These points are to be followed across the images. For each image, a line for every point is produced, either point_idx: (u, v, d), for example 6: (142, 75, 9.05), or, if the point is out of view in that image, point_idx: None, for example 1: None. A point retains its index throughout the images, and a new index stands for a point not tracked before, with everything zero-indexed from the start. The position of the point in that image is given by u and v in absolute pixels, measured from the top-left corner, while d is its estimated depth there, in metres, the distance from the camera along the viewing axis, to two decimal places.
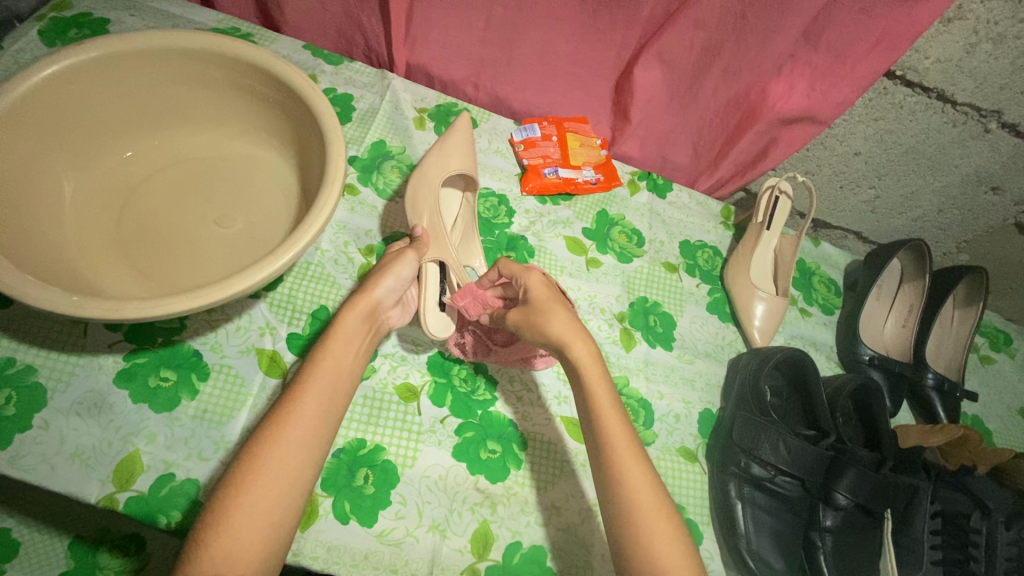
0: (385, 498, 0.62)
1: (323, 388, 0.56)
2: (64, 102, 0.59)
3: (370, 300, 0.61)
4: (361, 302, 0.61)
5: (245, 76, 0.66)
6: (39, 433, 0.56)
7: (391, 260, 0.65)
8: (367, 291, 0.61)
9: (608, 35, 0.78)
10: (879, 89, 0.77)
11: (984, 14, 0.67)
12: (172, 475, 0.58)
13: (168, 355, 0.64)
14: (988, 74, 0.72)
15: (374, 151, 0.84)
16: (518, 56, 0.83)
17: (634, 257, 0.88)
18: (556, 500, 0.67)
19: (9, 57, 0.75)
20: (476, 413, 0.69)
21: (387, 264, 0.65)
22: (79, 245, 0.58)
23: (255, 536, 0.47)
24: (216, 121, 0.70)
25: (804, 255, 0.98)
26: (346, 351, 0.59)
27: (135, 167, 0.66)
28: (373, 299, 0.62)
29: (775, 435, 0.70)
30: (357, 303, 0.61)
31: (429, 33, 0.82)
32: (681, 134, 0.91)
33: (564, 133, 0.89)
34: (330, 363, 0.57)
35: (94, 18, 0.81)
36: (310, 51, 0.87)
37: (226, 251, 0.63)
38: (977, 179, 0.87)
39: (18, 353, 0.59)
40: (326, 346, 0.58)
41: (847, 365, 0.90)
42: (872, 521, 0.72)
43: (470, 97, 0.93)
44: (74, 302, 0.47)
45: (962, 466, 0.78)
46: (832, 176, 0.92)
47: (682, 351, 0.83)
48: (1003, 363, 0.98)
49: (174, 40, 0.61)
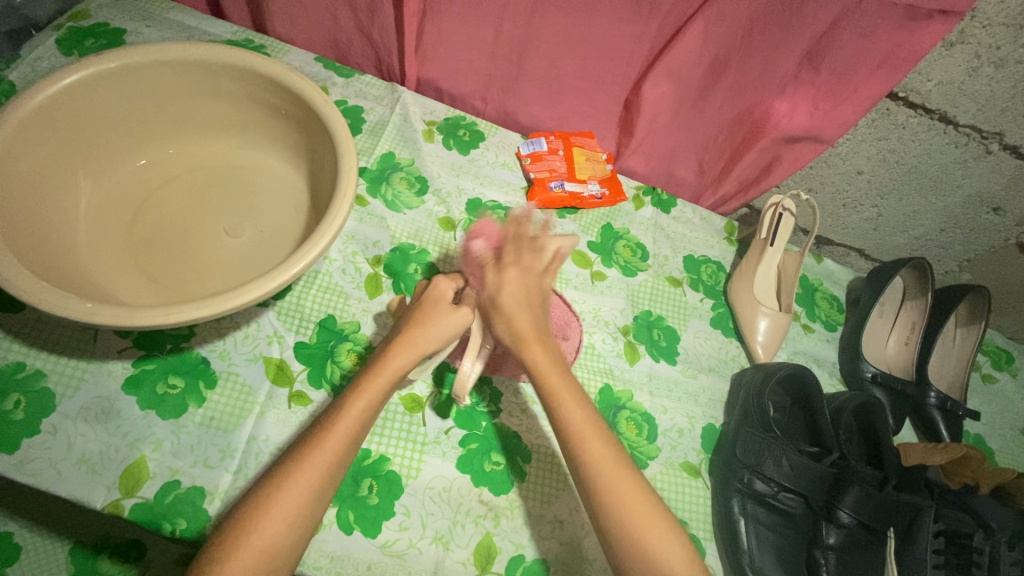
0: (388, 508, 0.62)
1: (347, 433, 0.53)
2: (82, 112, 0.60)
3: (414, 353, 0.58)
4: (406, 354, 0.58)
5: (260, 88, 0.67)
6: (47, 438, 0.56)
7: (439, 313, 0.61)
8: (415, 343, 0.59)
9: (616, 53, 0.79)
10: (881, 110, 0.79)
11: (986, 39, 0.68)
12: (177, 483, 0.58)
13: (176, 363, 0.64)
14: (990, 96, 0.74)
15: (383, 162, 0.85)
16: (526, 72, 0.84)
17: (638, 271, 0.89)
18: (559, 514, 0.67)
19: (26, 65, 0.76)
20: (481, 424, 0.70)
21: (433, 317, 0.61)
22: (91, 252, 0.59)
23: (230, 547, 0.47)
24: (230, 131, 0.71)
25: (807, 271, 0.98)
26: (380, 403, 0.56)
27: (149, 175, 0.67)
28: (418, 352, 0.59)
29: (778, 451, 0.71)
30: (402, 354, 0.58)
31: (439, 48, 0.84)
32: (686, 150, 0.92)
33: (571, 147, 0.91)
34: (361, 415, 0.54)
35: (111, 28, 0.82)
36: (322, 64, 0.89)
37: (237, 261, 0.64)
38: (979, 200, 0.88)
39: (28, 358, 0.60)
40: (359, 398, 0.54)
41: (849, 382, 0.90)
42: (875, 539, 0.72)
43: (478, 111, 0.94)
44: (88, 309, 0.47)
45: (964, 485, 0.78)
46: (835, 195, 0.93)
47: (686, 365, 0.83)
48: (1005, 382, 0.98)
49: (190, 52, 0.63)
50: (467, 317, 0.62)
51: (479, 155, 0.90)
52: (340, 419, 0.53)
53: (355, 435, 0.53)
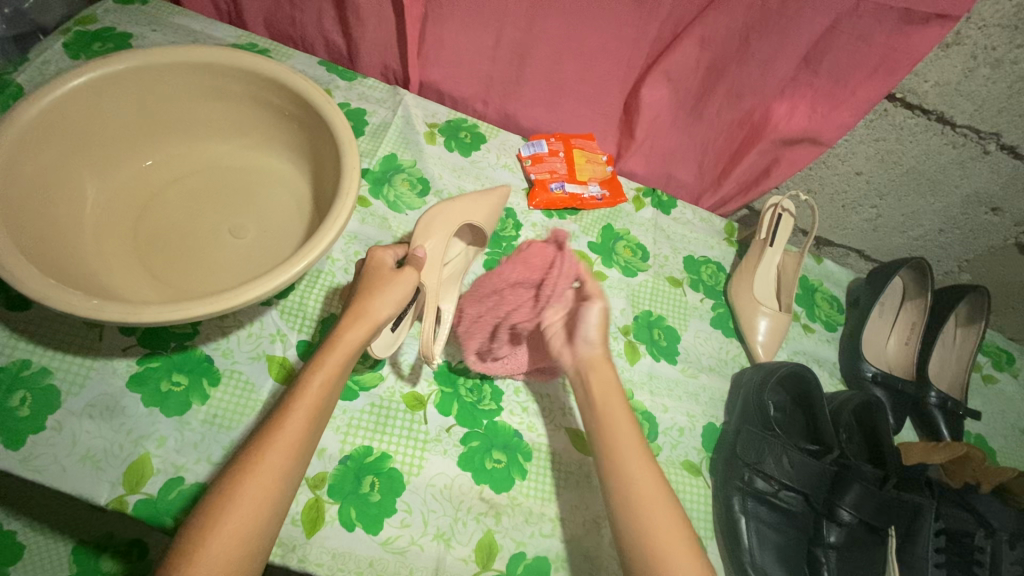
0: (390, 505, 0.62)
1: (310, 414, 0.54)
2: (89, 113, 0.61)
3: (369, 324, 0.59)
4: (361, 324, 0.59)
5: (264, 90, 0.68)
6: (52, 434, 0.57)
7: (381, 280, 0.63)
8: (368, 313, 0.60)
9: (616, 56, 0.80)
10: (879, 111, 0.79)
11: (982, 40, 0.69)
12: (181, 479, 0.58)
13: (181, 361, 0.65)
14: (987, 97, 0.74)
15: (386, 164, 0.86)
16: (527, 75, 0.86)
17: (638, 271, 0.89)
18: (561, 511, 0.67)
19: (34, 68, 0.77)
20: (482, 422, 0.70)
21: (375, 285, 0.62)
22: (97, 252, 0.59)
23: (233, 541, 0.46)
24: (234, 133, 0.72)
25: (806, 272, 0.99)
26: (339, 374, 0.57)
27: (154, 176, 0.68)
28: (374, 323, 0.60)
29: (779, 449, 0.71)
30: (357, 325, 0.59)
31: (441, 51, 0.85)
32: (685, 152, 0.93)
33: (571, 149, 0.91)
34: (321, 389, 0.55)
35: (117, 32, 0.83)
36: (326, 67, 0.90)
37: (240, 260, 0.64)
38: (977, 200, 0.88)
39: (34, 355, 0.60)
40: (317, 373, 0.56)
41: (849, 382, 0.91)
42: (874, 537, 0.73)
43: (479, 113, 0.95)
44: (94, 305, 0.48)
45: (966, 484, 0.78)
46: (834, 195, 0.93)
47: (686, 365, 0.84)
48: (1006, 383, 0.98)
49: (195, 54, 0.64)
50: (411, 280, 0.64)
51: (480, 157, 0.91)
52: (303, 396, 0.54)
53: (317, 408, 0.55)
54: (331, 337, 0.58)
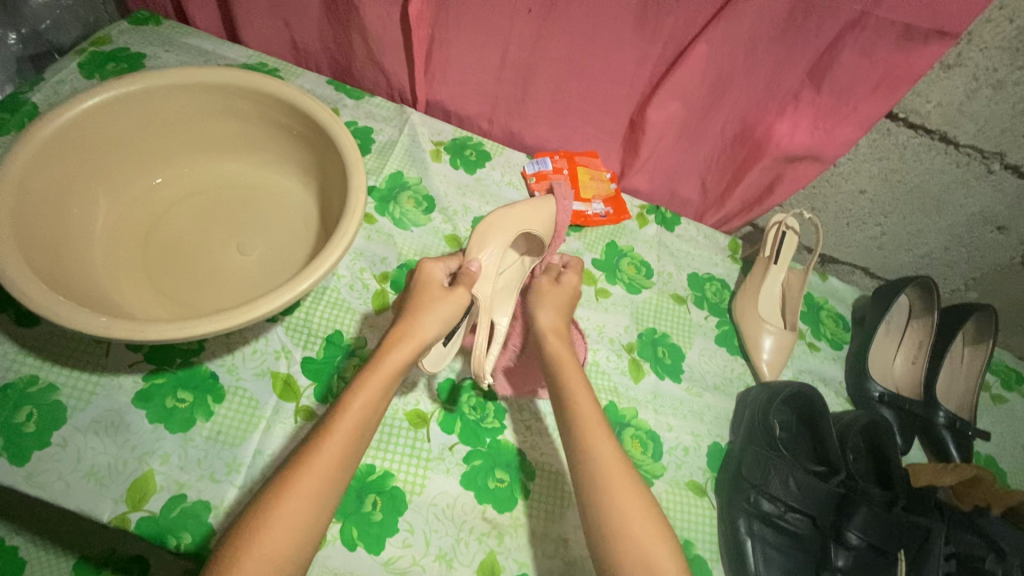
0: (392, 525, 0.61)
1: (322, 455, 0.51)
2: (103, 132, 0.62)
3: (415, 346, 0.60)
4: (405, 347, 0.60)
5: (273, 110, 0.69)
6: (57, 450, 0.57)
7: (426, 300, 0.64)
8: (414, 334, 0.61)
9: (618, 75, 0.81)
10: (882, 130, 0.80)
11: (983, 62, 0.70)
12: (183, 496, 0.58)
13: (185, 376, 0.65)
14: (990, 117, 0.75)
15: (392, 181, 0.87)
16: (532, 94, 0.87)
17: (642, 288, 0.89)
18: (563, 532, 0.66)
19: (49, 88, 0.79)
20: (485, 441, 0.70)
21: (425, 307, 0.63)
22: (106, 269, 0.60)
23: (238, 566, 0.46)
24: (243, 151, 0.73)
25: (812, 289, 0.98)
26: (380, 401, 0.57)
27: (163, 194, 0.69)
28: (417, 344, 0.61)
29: (785, 470, 0.71)
30: (401, 348, 0.59)
31: (447, 71, 0.86)
32: (689, 169, 0.93)
33: (576, 167, 0.92)
34: (363, 411, 0.55)
35: (131, 53, 0.85)
36: (333, 87, 0.91)
37: (246, 277, 0.65)
38: (983, 219, 0.88)
39: (41, 371, 0.61)
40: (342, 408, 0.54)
41: (856, 402, 0.90)
42: (886, 561, 0.71)
43: (485, 132, 0.97)
44: (102, 323, 0.48)
45: (975, 505, 0.79)
46: (838, 213, 0.94)
47: (691, 384, 0.83)
48: (1016, 402, 0.97)
49: (207, 76, 0.65)
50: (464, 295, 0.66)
51: (485, 174, 0.92)
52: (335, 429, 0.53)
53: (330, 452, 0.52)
54: (377, 357, 0.59)
